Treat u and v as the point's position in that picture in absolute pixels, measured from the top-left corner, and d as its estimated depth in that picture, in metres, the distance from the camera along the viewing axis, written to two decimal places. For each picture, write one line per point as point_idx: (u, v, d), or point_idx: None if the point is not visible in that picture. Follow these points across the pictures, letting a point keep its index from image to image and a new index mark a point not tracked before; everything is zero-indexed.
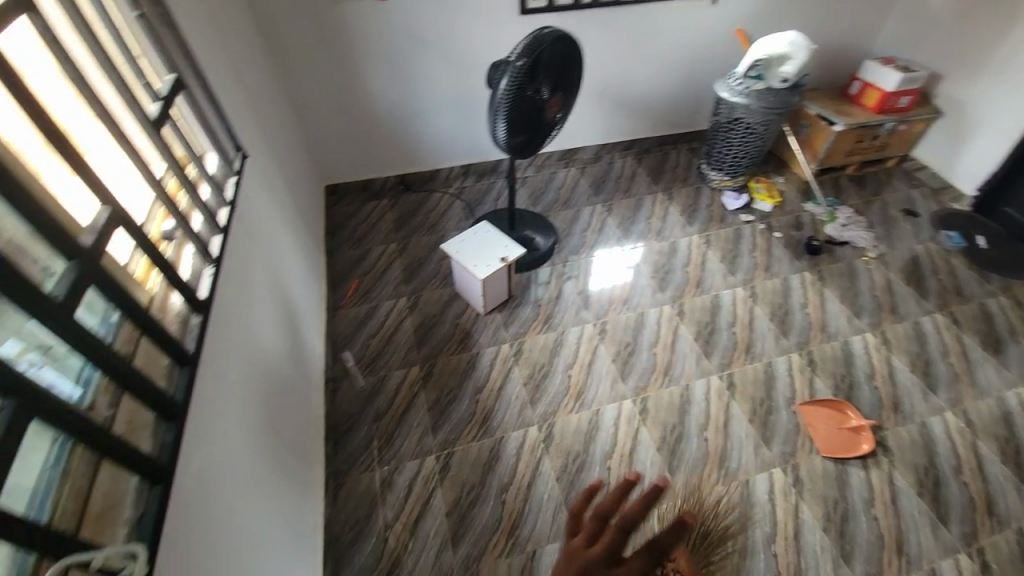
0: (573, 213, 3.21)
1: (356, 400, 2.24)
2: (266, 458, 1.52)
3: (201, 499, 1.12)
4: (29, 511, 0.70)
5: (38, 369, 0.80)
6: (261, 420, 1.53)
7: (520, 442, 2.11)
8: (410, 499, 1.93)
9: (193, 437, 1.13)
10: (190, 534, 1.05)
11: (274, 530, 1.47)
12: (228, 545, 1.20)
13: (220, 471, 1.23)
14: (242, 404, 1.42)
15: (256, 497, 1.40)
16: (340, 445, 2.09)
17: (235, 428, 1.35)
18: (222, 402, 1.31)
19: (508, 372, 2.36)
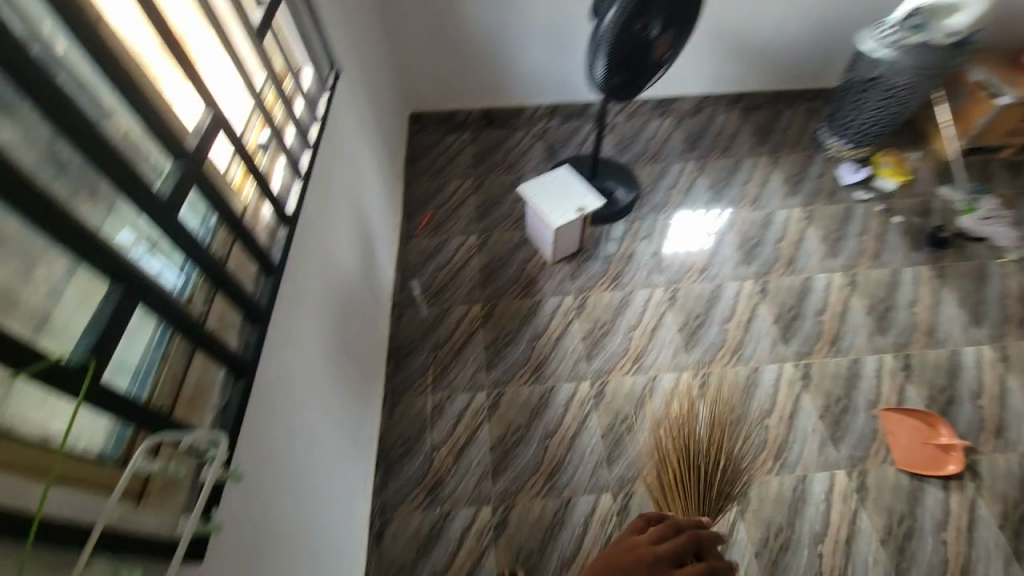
0: (660, 168, 2.98)
1: (419, 328, 2.33)
2: (335, 367, 1.63)
3: (276, 396, 1.23)
4: (131, 389, 0.82)
5: (148, 260, 0.87)
6: (333, 333, 1.63)
7: (571, 395, 2.11)
8: (459, 427, 2.03)
9: (274, 340, 1.23)
10: (265, 424, 1.16)
11: (335, 432, 1.60)
12: (295, 439, 1.32)
13: (294, 374, 1.33)
14: (318, 315, 1.52)
15: (323, 401, 1.52)
16: (400, 367, 2.21)
17: (310, 337, 1.45)
18: (301, 311, 1.40)
19: (568, 325, 2.34)
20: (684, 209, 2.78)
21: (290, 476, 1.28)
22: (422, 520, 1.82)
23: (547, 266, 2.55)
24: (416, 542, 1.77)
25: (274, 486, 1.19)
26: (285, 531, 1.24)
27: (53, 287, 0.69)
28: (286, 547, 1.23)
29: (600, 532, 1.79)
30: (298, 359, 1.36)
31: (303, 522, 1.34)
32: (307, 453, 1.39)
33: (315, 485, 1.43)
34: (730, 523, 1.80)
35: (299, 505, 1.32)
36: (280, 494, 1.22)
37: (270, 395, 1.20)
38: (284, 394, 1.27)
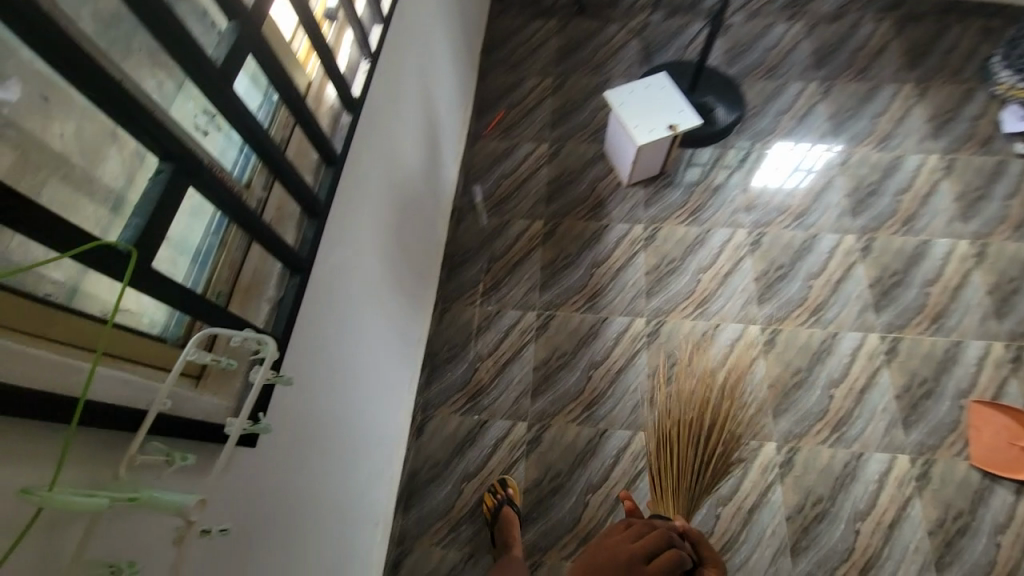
0: (775, 86, 2.52)
1: (476, 237, 2.26)
2: (390, 270, 1.62)
3: (330, 295, 1.23)
4: (187, 278, 0.81)
5: (204, 136, 0.82)
6: (392, 235, 1.59)
7: (623, 330, 2.03)
8: (504, 343, 2.03)
9: (330, 239, 1.20)
10: (317, 321, 1.18)
11: (386, 331, 1.63)
12: (346, 337, 1.34)
13: (349, 274, 1.32)
14: (377, 215, 1.46)
15: (376, 302, 1.52)
16: (453, 274, 2.18)
17: (368, 237, 1.41)
18: (361, 210, 1.34)
19: (633, 256, 2.17)
20: (793, 140, 2.38)
21: (340, 371, 1.33)
22: (460, 423, 1.89)
23: (622, 187, 2.32)
24: (452, 441, 1.87)
25: (323, 379, 1.24)
26: (332, 419, 1.31)
27: (135, 151, 0.74)
28: (331, 433, 1.32)
29: (630, 466, 1.80)
30: (354, 259, 1.34)
31: (349, 412, 1.41)
32: (356, 350, 1.42)
33: (363, 380, 1.49)
34: (766, 484, 1.75)
35: (347, 396, 1.39)
36: (329, 386, 1.27)
37: (323, 294, 1.20)
38: (337, 293, 1.26)
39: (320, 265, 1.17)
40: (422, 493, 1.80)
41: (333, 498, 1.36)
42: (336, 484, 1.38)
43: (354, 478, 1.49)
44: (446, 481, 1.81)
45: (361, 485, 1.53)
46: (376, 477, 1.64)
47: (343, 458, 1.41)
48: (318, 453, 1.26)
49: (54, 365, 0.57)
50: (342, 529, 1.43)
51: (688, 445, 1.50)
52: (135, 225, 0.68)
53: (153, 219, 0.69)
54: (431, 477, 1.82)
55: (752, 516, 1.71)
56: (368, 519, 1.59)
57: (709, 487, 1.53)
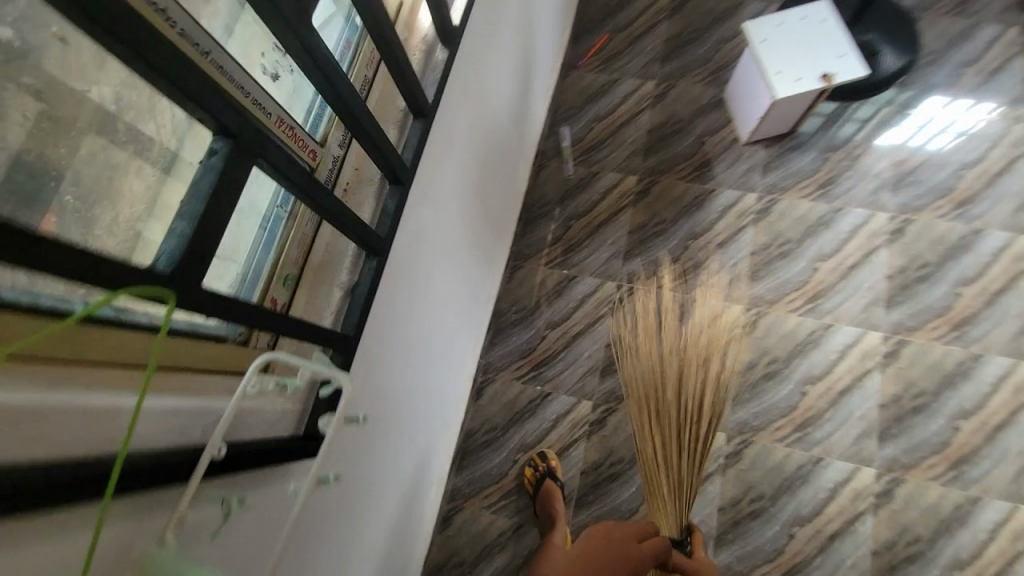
0: (967, 25, 1.94)
1: (557, 187, 2.01)
2: (468, 233, 1.46)
3: (407, 268, 1.11)
4: (252, 259, 0.70)
5: (271, 79, 0.69)
6: (474, 195, 1.42)
7: (713, 316, 1.79)
8: (577, 313, 1.85)
9: (411, 207, 1.06)
10: (393, 299, 1.08)
11: (457, 295, 1.49)
12: (422, 311, 1.25)
13: (429, 244, 1.19)
14: (464, 176, 1.30)
15: (452, 269, 1.39)
16: (529, 229, 1.97)
17: (452, 201, 1.26)
18: (446, 171, 1.18)
19: (743, 229, 1.86)
20: (977, 101, 1.86)
21: (413, 345, 1.24)
22: (521, 392, 1.80)
23: (738, 145, 1.95)
24: (512, 409, 1.78)
25: (396, 357, 1.16)
26: (402, 395, 1.25)
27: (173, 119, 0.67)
28: (400, 408, 1.26)
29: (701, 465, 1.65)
30: (435, 227, 1.20)
31: (417, 385, 1.34)
32: (431, 323, 1.33)
33: (432, 350, 1.40)
34: (855, 512, 1.57)
35: (417, 370, 1.32)
36: (401, 362, 1.20)
37: (401, 270, 1.08)
38: (416, 267, 1.15)
39: (400, 238, 1.05)
40: (478, 456, 1.76)
41: (395, 468, 1.33)
42: (400, 456, 1.34)
43: (416, 447, 1.44)
44: (503, 447, 1.75)
45: (421, 453, 1.49)
46: (435, 444, 1.60)
47: (408, 430, 1.35)
48: (386, 429, 1.21)
49: (93, 417, 0.54)
50: (401, 496, 1.41)
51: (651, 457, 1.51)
52: (179, 232, 0.56)
53: (204, 221, 0.56)
54: (487, 441, 1.77)
55: (832, 543, 1.55)
56: (425, 482, 1.57)
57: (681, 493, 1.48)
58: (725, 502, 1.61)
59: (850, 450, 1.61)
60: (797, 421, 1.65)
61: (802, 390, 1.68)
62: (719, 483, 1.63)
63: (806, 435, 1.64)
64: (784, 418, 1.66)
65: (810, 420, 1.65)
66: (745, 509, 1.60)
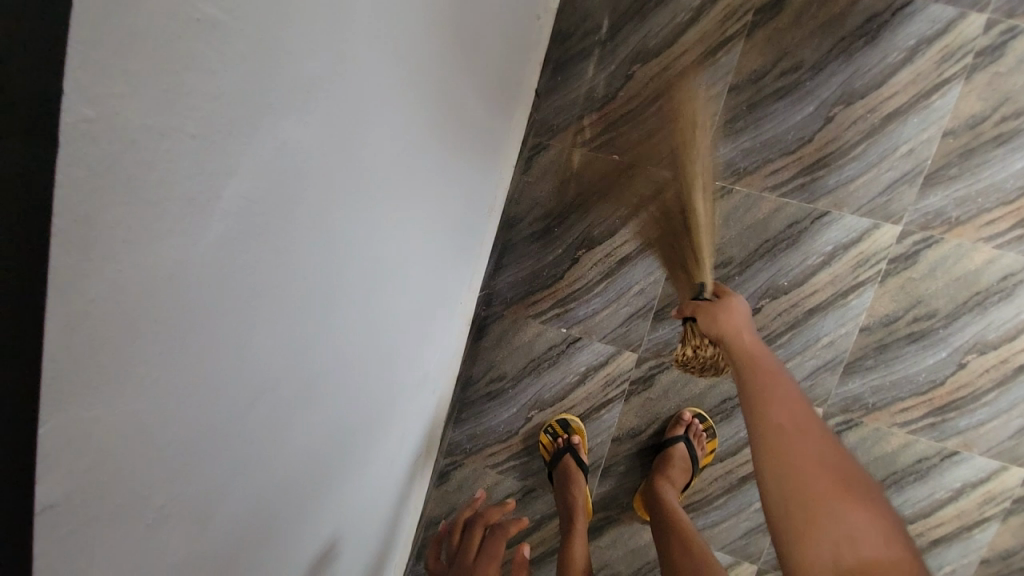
0: None
1: (613, 1, 1.16)
2: (412, 128, 0.67)
3: (182, 348, 0.40)
4: None
5: None
6: (404, 50, 0.59)
7: (847, 241, 1.13)
8: (630, 224, 1.21)
9: (111, 212, 0.30)
10: (152, 437, 0.40)
11: (428, 212, 0.82)
12: (294, 358, 0.58)
13: (260, 238, 0.45)
14: (339, 23, 0.46)
15: (379, 218, 0.66)
16: (560, 81, 1.21)
17: (314, 105, 0.46)
18: (249, 31, 0.36)
19: (945, 84, 1.05)
20: None
21: (292, 414, 0.62)
22: (538, 335, 1.30)
23: None
24: (525, 356, 1.31)
25: (266, 445, 0.58)
26: (317, 456, 0.72)
27: None
28: (302, 489, 0.71)
29: None
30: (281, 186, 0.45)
31: (342, 421, 0.76)
32: (338, 342, 0.67)
33: (369, 352, 0.78)
34: (979, 518, 1.17)
35: (330, 414, 0.72)
36: (289, 432, 0.62)
37: (149, 375, 0.37)
38: (252, 286, 0.46)
39: (94, 321, 0.31)
40: (481, 409, 1.35)
41: (339, 517, 0.87)
42: (335, 508, 0.85)
43: (374, 466, 0.97)
44: (512, 402, 1.34)
45: (387, 462, 1.03)
46: (410, 437, 1.12)
47: (344, 473, 0.84)
48: (272, 538, 0.68)
49: None
50: (372, 503, 1.03)
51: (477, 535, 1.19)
52: None
53: None
54: (492, 392, 1.34)
55: (934, 549, 1.19)
56: (400, 476, 1.16)
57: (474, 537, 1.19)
58: None
59: (1002, 443, 1.14)
60: (936, 403, 1.14)
61: (960, 360, 1.12)
62: None
63: (943, 421, 1.15)
64: (917, 397, 1.15)
65: (956, 402, 1.14)
66: None
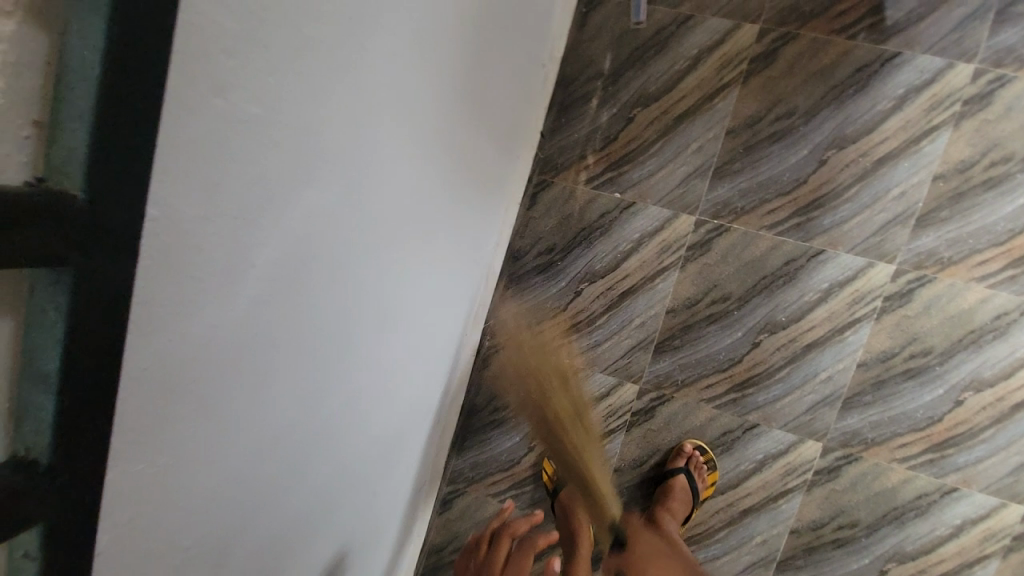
0: None
1: (615, 48, 1.23)
2: (427, 182, 0.73)
3: (214, 393, 0.46)
4: None
5: None
6: (422, 117, 0.65)
7: (843, 279, 1.16)
8: (631, 259, 1.25)
9: (160, 284, 0.37)
10: (186, 470, 0.46)
11: (438, 253, 0.86)
12: (314, 399, 0.62)
13: (286, 294, 0.50)
14: (363, 105, 0.52)
15: (393, 265, 0.71)
16: (564, 122, 1.27)
17: (338, 175, 0.52)
18: (284, 126, 0.43)
19: (934, 131, 1.10)
20: None
21: (309, 451, 0.65)
22: None
23: None
24: None
25: (281, 480, 0.62)
26: (328, 487, 0.75)
27: None
28: (315, 521, 0.74)
29: (777, 479, 1.23)
30: (303, 246, 0.50)
31: (354, 455, 0.80)
32: (353, 382, 0.71)
33: (381, 389, 0.82)
34: (980, 556, 1.17)
35: (344, 449, 0.75)
36: (303, 467, 0.65)
37: (185, 416, 0.43)
38: (272, 335, 0.51)
39: (143, 374, 0.38)
40: (484, 437, 1.38)
41: (346, 547, 0.90)
42: (344, 539, 0.88)
43: (381, 496, 1.00)
44: (515, 431, 1.36)
45: (393, 491, 1.06)
46: (415, 466, 1.15)
47: (354, 505, 0.87)
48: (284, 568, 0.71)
49: None
50: (377, 532, 1.05)
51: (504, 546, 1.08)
52: None
53: None
54: (496, 421, 1.37)
55: None
56: (404, 505, 1.18)
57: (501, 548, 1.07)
58: (801, 525, 1.23)
59: (1001, 480, 1.15)
60: (935, 439, 1.16)
61: (957, 398, 1.14)
62: (798, 503, 1.23)
63: (942, 458, 1.16)
64: (915, 433, 1.16)
65: (954, 439, 1.15)
66: (827, 536, 1.22)
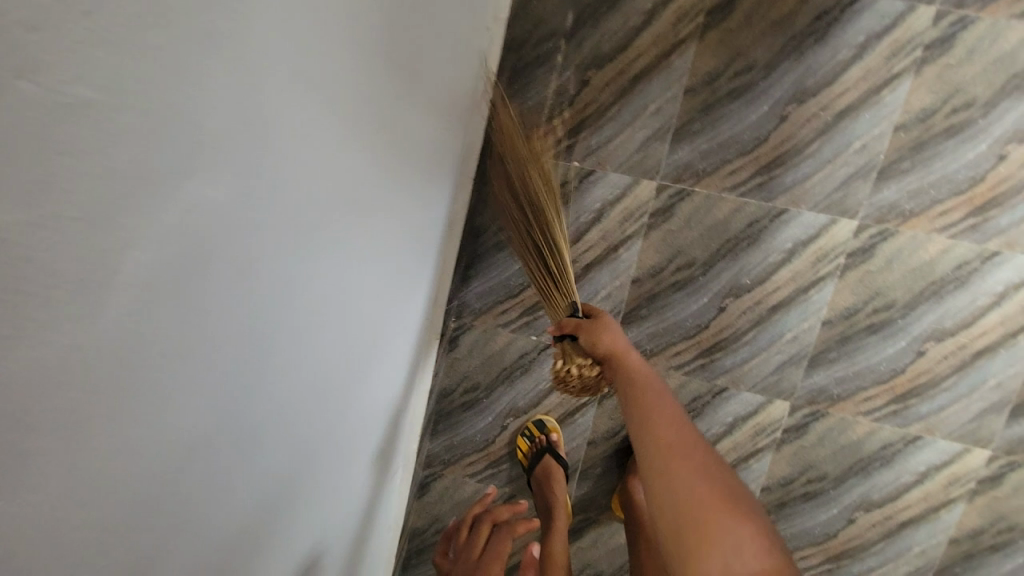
0: None
1: (565, 6, 1.15)
2: (349, 166, 0.67)
3: (90, 416, 0.42)
4: None
5: None
6: (330, 96, 0.59)
7: (806, 238, 1.14)
8: (594, 230, 1.22)
9: None
10: (71, 499, 0.42)
11: (378, 236, 0.82)
12: (235, 408, 0.58)
13: (169, 303, 0.46)
14: (243, 85, 0.46)
15: (323, 257, 0.67)
16: (516, 89, 1.20)
17: (224, 164, 0.47)
18: (129, 112, 0.37)
19: (895, 79, 1.06)
20: None
21: (245, 450, 0.63)
22: (509, 343, 1.31)
23: None
24: (497, 364, 1.32)
25: (214, 482, 0.59)
26: (278, 485, 0.72)
27: None
28: (267, 518, 0.72)
29: (747, 440, 1.25)
30: (190, 238, 0.46)
31: (306, 449, 0.77)
32: (287, 385, 0.68)
33: (326, 387, 0.78)
34: (944, 499, 1.21)
35: (291, 444, 0.72)
36: (240, 466, 0.63)
37: (52, 443, 0.39)
38: (170, 337, 0.47)
39: None
40: (458, 418, 1.36)
41: (312, 538, 0.88)
42: (305, 537, 0.86)
43: (346, 485, 0.97)
44: (488, 411, 1.34)
45: (358, 483, 1.03)
46: (381, 456, 1.12)
47: (312, 503, 0.84)
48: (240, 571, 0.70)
49: None
50: (347, 521, 1.03)
51: (481, 540, 1.19)
52: None
53: None
54: (467, 402, 1.35)
55: (902, 530, 1.23)
56: (377, 491, 1.17)
57: (478, 543, 1.19)
58: (772, 482, 1.26)
59: (963, 427, 1.17)
60: (899, 391, 1.17)
61: (919, 349, 1.15)
62: (768, 461, 1.25)
63: (905, 409, 1.18)
64: (879, 386, 1.18)
65: (917, 389, 1.17)
66: (797, 490, 1.25)
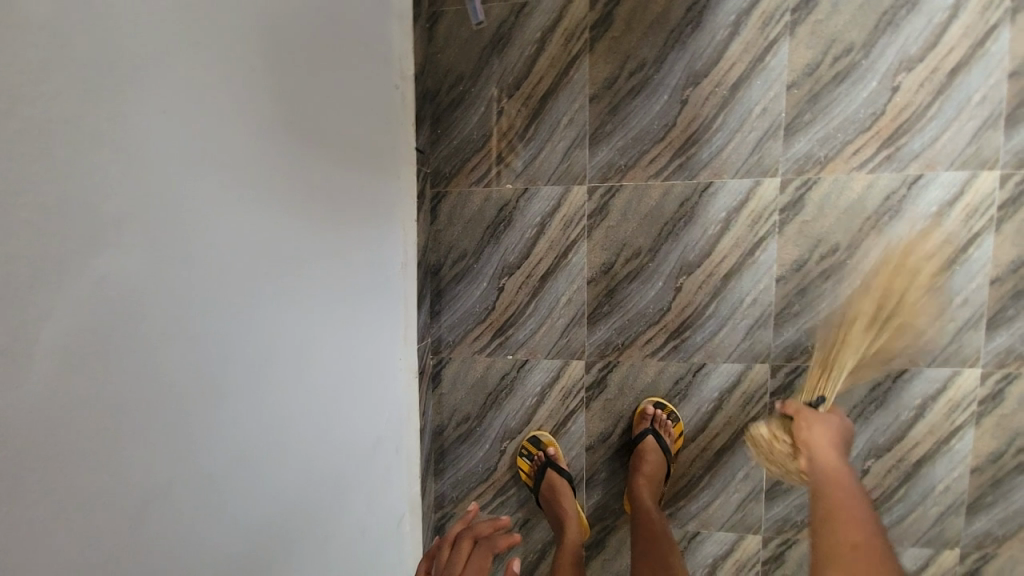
0: None
1: (467, 52, 1.27)
2: (271, 226, 0.75)
3: (30, 475, 0.45)
4: None
5: None
6: (235, 169, 0.67)
7: (736, 204, 1.19)
8: (540, 242, 1.28)
9: None
10: (29, 564, 0.45)
11: (321, 283, 0.88)
12: (194, 458, 0.62)
13: (101, 368, 0.51)
14: (138, 170, 0.54)
15: (263, 308, 0.73)
16: (441, 133, 1.30)
17: (134, 238, 0.54)
18: (25, 207, 0.44)
19: (774, 45, 1.15)
20: None
21: (219, 497, 0.66)
22: (488, 368, 1.34)
23: None
24: (482, 391, 1.35)
25: (192, 531, 0.62)
26: (265, 533, 0.74)
27: None
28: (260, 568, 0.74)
29: (739, 411, 1.24)
30: (116, 304, 0.52)
31: (288, 494, 0.80)
32: (250, 435, 0.71)
33: (298, 431, 0.82)
34: (952, 428, 1.18)
35: (269, 489, 0.75)
36: (218, 513, 0.66)
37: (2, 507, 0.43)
38: (112, 395, 0.52)
39: None
40: (456, 453, 1.38)
41: None
42: None
43: (348, 532, 0.98)
44: (483, 439, 1.36)
45: (362, 529, 1.04)
46: (382, 503, 1.12)
47: (309, 554, 0.85)
48: None
49: None
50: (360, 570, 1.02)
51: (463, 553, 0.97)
52: None
53: None
54: (462, 434, 1.37)
55: (921, 469, 1.20)
56: (389, 539, 1.16)
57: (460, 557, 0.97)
58: None
59: (945, 350, 1.17)
60: None
61: None
62: None
63: None
64: None
65: None
66: None
